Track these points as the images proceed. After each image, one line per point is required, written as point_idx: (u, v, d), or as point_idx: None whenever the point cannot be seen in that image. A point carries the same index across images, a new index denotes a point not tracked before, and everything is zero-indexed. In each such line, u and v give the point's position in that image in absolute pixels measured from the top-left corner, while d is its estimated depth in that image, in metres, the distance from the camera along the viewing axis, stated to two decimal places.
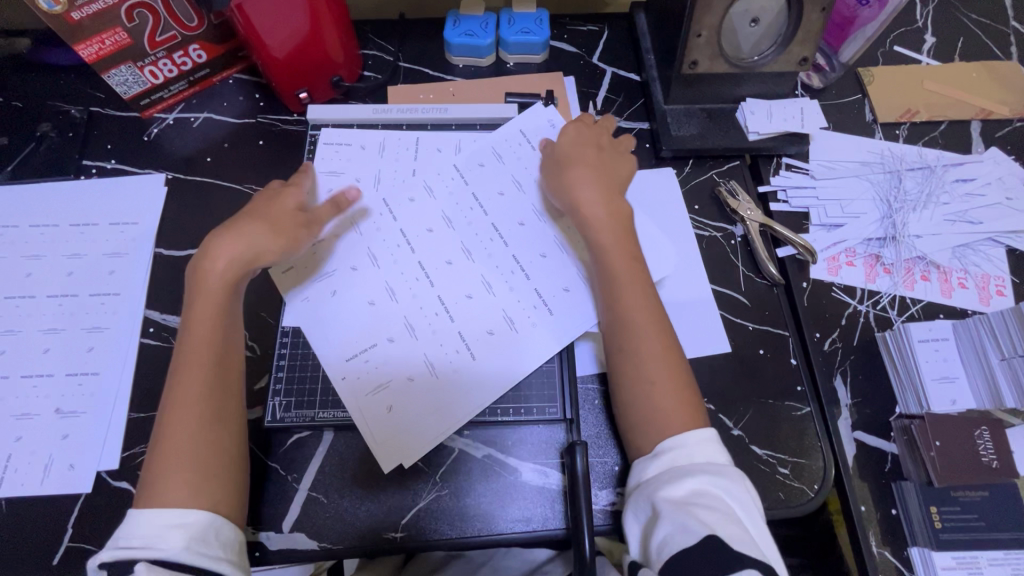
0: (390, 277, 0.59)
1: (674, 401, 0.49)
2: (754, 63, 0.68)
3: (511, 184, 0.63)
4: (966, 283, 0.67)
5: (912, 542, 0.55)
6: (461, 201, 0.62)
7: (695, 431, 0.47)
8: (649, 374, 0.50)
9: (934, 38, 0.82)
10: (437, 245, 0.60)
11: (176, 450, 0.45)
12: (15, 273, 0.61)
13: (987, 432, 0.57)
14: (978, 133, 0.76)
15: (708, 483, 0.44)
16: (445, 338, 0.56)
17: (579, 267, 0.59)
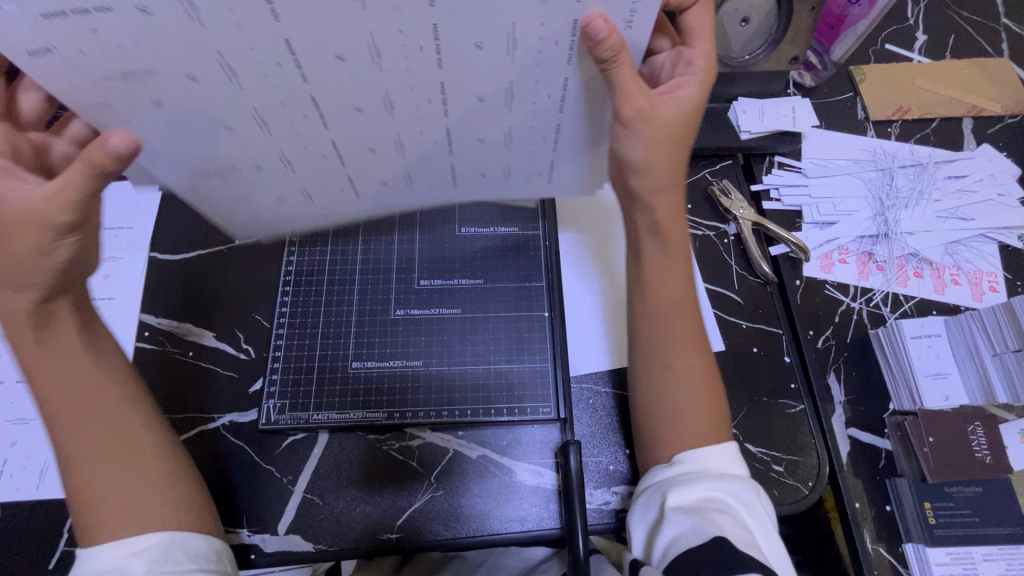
0: (261, 102, 0.42)
1: (703, 421, 0.48)
2: (745, 63, 0.68)
3: (502, 40, 0.39)
4: (959, 279, 0.67)
5: (906, 538, 0.55)
6: (401, 36, 0.38)
7: (722, 444, 0.47)
8: (689, 397, 0.49)
9: (925, 35, 0.83)
10: (360, 128, 0.46)
11: (95, 495, 0.40)
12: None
13: (980, 428, 0.57)
14: (969, 130, 0.76)
15: (718, 489, 0.43)
16: (308, 138, 0.46)
17: (510, 126, 0.48)
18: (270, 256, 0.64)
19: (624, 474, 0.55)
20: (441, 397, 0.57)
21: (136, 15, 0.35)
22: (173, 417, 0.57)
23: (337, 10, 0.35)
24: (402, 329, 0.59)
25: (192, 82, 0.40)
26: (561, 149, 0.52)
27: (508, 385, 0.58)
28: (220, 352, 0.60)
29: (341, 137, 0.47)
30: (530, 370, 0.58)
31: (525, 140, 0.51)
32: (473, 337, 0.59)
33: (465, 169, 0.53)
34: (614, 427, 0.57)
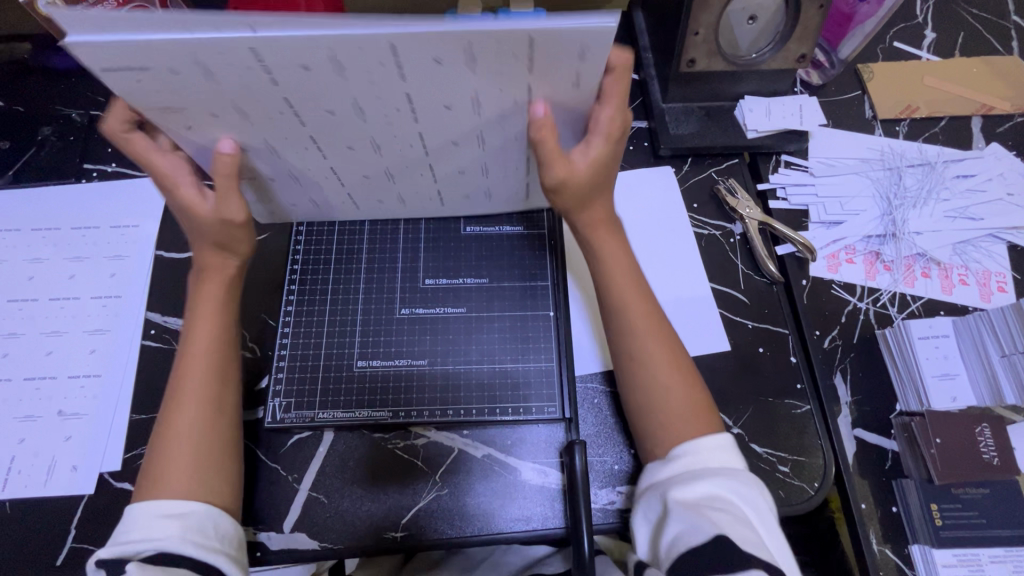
0: (271, 138, 0.47)
1: (683, 401, 0.49)
2: (752, 61, 0.68)
3: (466, 100, 0.44)
4: (967, 279, 0.66)
5: (912, 539, 0.55)
6: (385, 96, 0.43)
7: (712, 435, 0.47)
8: (649, 378, 0.50)
9: (934, 33, 0.82)
10: (356, 161, 0.51)
11: (175, 438, 0.46)
12: (17, 277, 0.62)
13: (987, 429, 0.57)
14: (979, 129, 0.75)
15: (719, 486, 0.43)
16: (317, 168, 0.52)
17: (484, 162, 0.53)
18: (277, 253, 0.64)
19: (629, 473, 0.55)
20: (446, 396, 0.57)
21: (162, 75, 0.39)
22: None
23: (321, 79, 0.40)
24: (406, 327, 0.59)
25: (213, 118, 0.44)
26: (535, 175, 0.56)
27: (513, 385, 0.58)
28: None
29: (339, 165, 0.52)
30: (535, 369, 0.58)
31: (500, 169, 0.55)
32: (476, 337, 0.59)
33: (449, 194, 0.59)
34: (619, 426, 0.57)
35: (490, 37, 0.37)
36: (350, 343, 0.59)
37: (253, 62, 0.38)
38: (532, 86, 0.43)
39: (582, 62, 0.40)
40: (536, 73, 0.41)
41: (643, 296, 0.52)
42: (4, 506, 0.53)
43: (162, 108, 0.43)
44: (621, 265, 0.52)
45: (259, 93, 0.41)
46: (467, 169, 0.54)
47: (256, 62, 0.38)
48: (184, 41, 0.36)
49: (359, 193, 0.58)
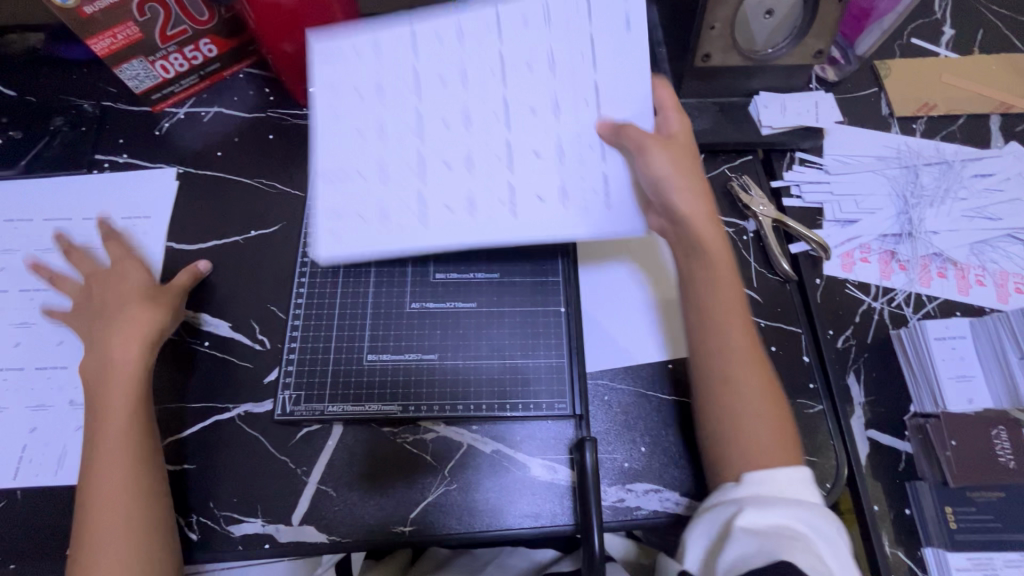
0: (389, 143, 0.53)
1: (770, 431, 0.49)
2: (768, 56, 0.67)
3: (553, 104, 0.54)
4: (984, 280, 0.65)
5: (925, 543, 0.54)
6: (491, 91, 0.54)
7: (787, 471, 0.47)
8: (749, 393, 0.50)
9: (952, 30, 0.81)
10: (448, 183, 0.53)
11: (98, 514, 0.48)
12: (31, 266, 0.62)
13: (1004, 432, 0.55)
14: (997, 128, 0.74)
15: (794, 516, 0.43)
16: (409, 188, 0.52)
17: (563, 181, 0.54)
18: (289, 246, 0.64)
19: (639, 471, 0.55)
20: (456, 391, 0.57)
21: (350, 57, 0.52)
22: (188, 405, 0.57)
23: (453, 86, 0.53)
24: (416, 323, 0.59)
25: (359, 124, 0.52)
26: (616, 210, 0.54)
27: (522, 380, 0.57)
28: (236, 343, 0.60)
29: (431, 191, 0.52)
30: (545, 366, 0.58)
31: (583, 198, 0.54)
32: (486, 331, 0.59)
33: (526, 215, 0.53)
34: (630, 424, 0.57)
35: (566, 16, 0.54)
36: (360, 337, 0.58)
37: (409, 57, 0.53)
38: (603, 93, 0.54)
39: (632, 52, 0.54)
40: (602, 76, 0.54)
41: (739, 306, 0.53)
42: (15, 494, 0.53)
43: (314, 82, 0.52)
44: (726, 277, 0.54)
45: (403, 98, 0.53)
46: (549, 197, 0.53)
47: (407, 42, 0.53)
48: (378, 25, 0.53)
49: (440, 222, 0.52)
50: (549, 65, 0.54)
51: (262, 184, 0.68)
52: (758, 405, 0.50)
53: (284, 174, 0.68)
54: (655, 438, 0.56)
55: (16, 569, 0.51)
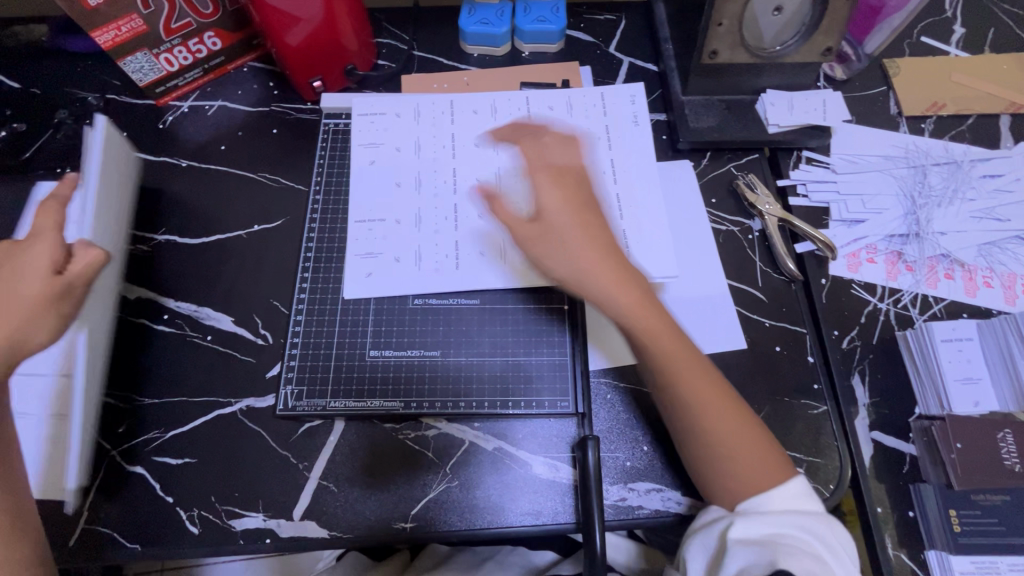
0: (423, 205, 0.62)
1: (753, 449, 0.49)
2: (776, 53, 0.66)
3: None
4: (992, 282, 0.65)
5: (929, 545, 0.54)
6: (515, 152, 0.65)
7: (785, 485, 0.47)
8: (723, 415, 0.49)
9: (963, 28, 0.80)
10: (479, 233, 0.61)
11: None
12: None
13: (1010, 435, 0.55)
14: (1007, 128, 0.73)
15: (786, 521, 0.45)
16: (443, 239, 0.61)
17: None
18: (292, 241, 0.64)
19: (642, 470, 0.55)
20: (457, 387, 0.56)
21: (391, 117, 0.67)
22: (191, 400, 0.57)
23: (483, 152, 0.65)
24: (419, 319, 0.59)
25: (397, 187, 0.63)
26: (635, 254, 0.60)
27: (525, 378, 0.57)
28: (239, 338, 0.60)
29: (464, 240, 0.61)
30: (547, 363, 0.58)
31: None
32: (489, 328, 0.59)
33: None
34: (634, 423, 0.57)
35: (580, 94, 0.68)
36: (363, 332, 0.58)
37: (448, 127, 0.66)
38: (614, 158, 0.65)
39: (637, 124, 0.67)
40: (615, 147, 0.65)
41: (677, 354, 0.50)
42: None
43: (365, 145, 0.65)
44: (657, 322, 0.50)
45: (441, 162, 0.64)
46: (572, 243, 0.60)
47: (447, 107, 0.67)
48: (421, 96, 0.68)
49: (469, 272, 0.59)
50: (571, 138, 0.65)
51: (266, 178, 0.67)
52: (739, 427, 0.49)
53: (288, 168, 0.68)
54: (657, 437, 0.56)
55: None
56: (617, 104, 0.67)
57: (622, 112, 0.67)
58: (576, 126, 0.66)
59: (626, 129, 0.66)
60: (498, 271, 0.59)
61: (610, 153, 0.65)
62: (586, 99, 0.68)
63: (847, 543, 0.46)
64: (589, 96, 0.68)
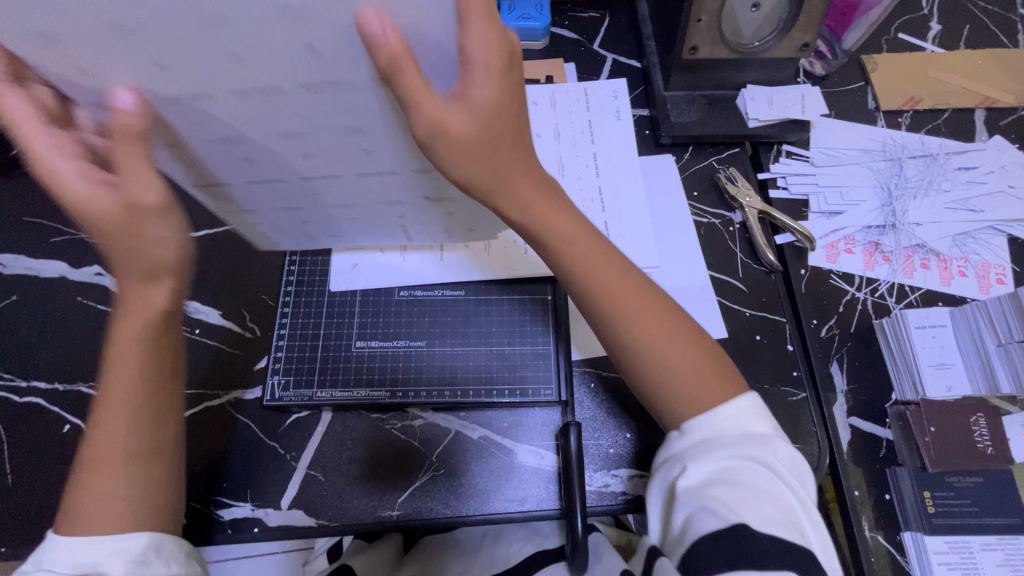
0: None
1: (696, 367, 0.44)
2: (755, 49, 0.68)
3: (554, 160, 0.65)
4: (966, 271, 0.66)
5: (905, 526, 0.55)
6: None
7: (732, 401, 0.43)
8: (662, 340, 0.44)
9: (939, 25, 0.82)
10: None
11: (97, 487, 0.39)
12: (283, 43, 0.33)
13: (983, 418, 0.56)
14: (982, 121, 0.75)
15: (740, 459, 0.39)
16: None
17: None
18: None
19: (624, 456, 0.56)
20: (444, 377, 0.57)
21: None
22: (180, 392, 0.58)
23: None
24: (404, 310, 0.60)
25: None
26: (618, 245, 0.61)
27: (509, 367, 0.58)
28: (227, 331, 0.60)
29: None
30: (532, 353, 0.59)
31: None
32: (473, 319, 0.60)
33: None
34: (616, 412, 0.58)
35: (565, 89, 0.69)
36: (349, 323, 0.59)
37: None
38: (598, 151, 0.66)
39: (621, 118, 0.68)
40: (600, 141, 0.66)
41: (623, 274, 0.45)
42: (6, 479, 0.54)
43: None
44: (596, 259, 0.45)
45: None
46: None
47: None
48: None
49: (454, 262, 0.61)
50: (556, 132, 0.66)
51: None
52: (679, 360, 0.44)
53: None
54: (639, 425, 0.57)
55: (7, 552, 0.52)
56: (600, 100, 0.69)
57: (607, 107, 0.68)
58: (561, 121, 0.67)
59: (611, 123, 0.67)
60: (482, 263, 0.61)
61: (594, 146, 0.66)
62: (570, 93, 0.69)
63: (801, 464, 0.42)
64: (573, 91, 0.69)
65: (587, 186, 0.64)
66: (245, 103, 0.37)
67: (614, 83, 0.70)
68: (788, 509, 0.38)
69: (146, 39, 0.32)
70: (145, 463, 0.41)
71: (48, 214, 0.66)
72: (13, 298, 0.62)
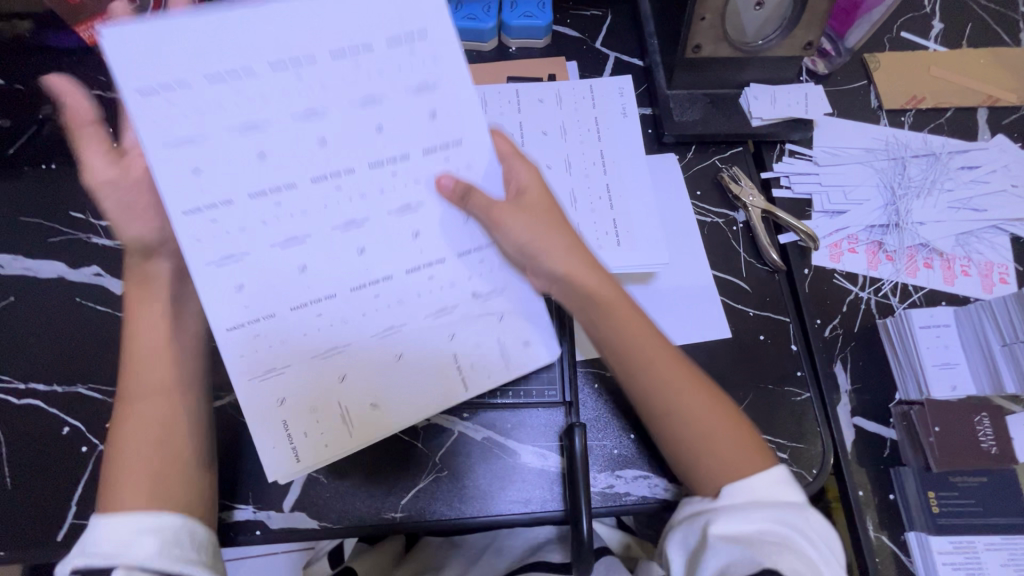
0: None
1: (736, 447, 0.46)
2: (758, 48, 0.67)
3: (558, 159, 0.64)
4: (969, 270, 0.66)
5: (909, 527, 0.55)
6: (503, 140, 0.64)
7: (767, 471, 0.45)
8: (701, 410, 0.47)
9: (941, 23, 0.81)
10: None
11: (139, 454, 0.45)
12: (360, 125, 0.39)
13: (987, 419, 0.56)
14: (984, 120, 0.75)
15: (775, 521, 0.42)
16: None
17: (577, 222, 0.61)
18: None
19: (629, 457, 0.56)
20: None
21: None
22: None
23: None
24: None
25: None
26: (624, 243, 0.60)
27: None
28: None
29: None
30: None
31: (594, 235, 0.61)
32: None
33: None
34: (621, 413, 0.57)
35: (569, 86, 0.68)
36: None
37: None
38: (603, 150, 0.65)
39: (626, 116, 0.67)
40: (604, 139, 0.66)
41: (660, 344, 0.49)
42: (5, 483, 0.54)
43: None
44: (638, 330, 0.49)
45: None
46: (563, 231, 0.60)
47: None
48: None
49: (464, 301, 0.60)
50: (561, 131, 0.66)
51: None
52: (717, 430, 0.47)
53: None
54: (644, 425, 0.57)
55: (6, 556, 0.51)
56: (606, 97, 0.68)
57: (612, 105, 0.68)
58: (566, 119, 0.66)
59: (615, 121, 0.67)
60: None
61: (599, 145, 0.65)
62: (574, 91, 0.68)
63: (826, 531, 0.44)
64: (577, 88, 0.68)
65: (593, 185, 0.63)
66: (320, 191, 0.40)
67: (619, 79, 0.69)
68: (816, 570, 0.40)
69: (266, 133, 0.37)
70: (179, 447, 0.46)
71: (46, 215, 0.65)
72: (10, 299, 0.61)
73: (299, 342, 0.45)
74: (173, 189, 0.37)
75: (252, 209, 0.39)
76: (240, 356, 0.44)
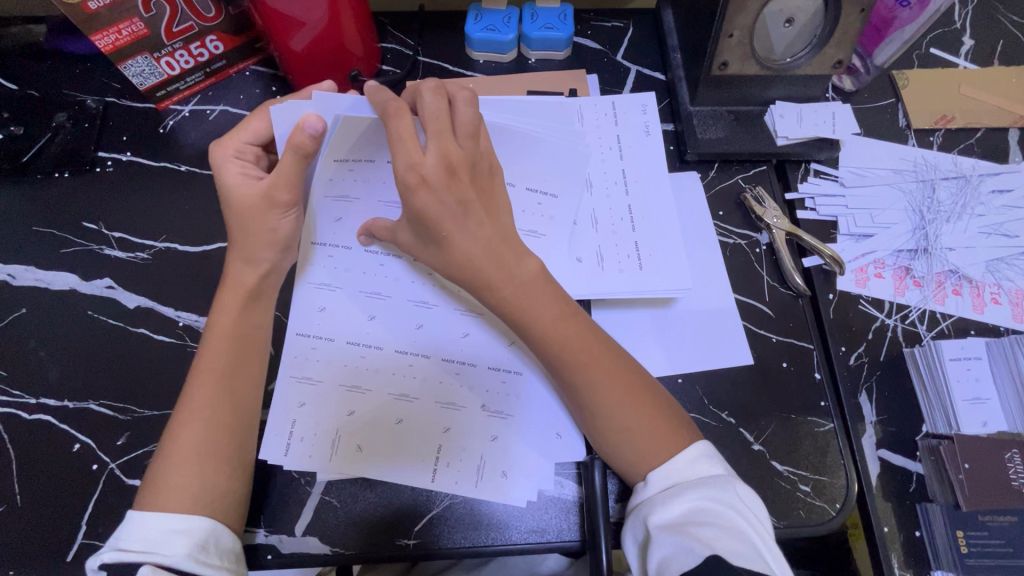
0: None
1: (655, 432, 0.48)
2: (786, 66, 0.66)
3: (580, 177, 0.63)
4: (999, 299, 0.64)
5: (936, 565, 0.54)
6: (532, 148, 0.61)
7: (682, 454, 0.47)
8: (614, 395, 0.48)
9: (971, 39, 0.79)
10: None
11: (184, 447, 0.47)
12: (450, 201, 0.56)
13: (1017, 455, 0.54)
14: (1016, 141, 0.72)
15: (702, 499, 0.43)
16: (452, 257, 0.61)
17: (597, 245, 0.60)
18: None
19: None
20: None
21: None
22: None
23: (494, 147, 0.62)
24: None
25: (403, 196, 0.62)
26: (647, 267, 0.59)
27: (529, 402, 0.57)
28: None
29: None
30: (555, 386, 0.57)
31: (616, 256, 0.59)
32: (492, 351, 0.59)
33: (564, 254, 0.59)
34: None
35: (591, 103, 0.67)
36: None
37: None
38: (625, 168, 0.64)
39: (649, 135, 0.66)
40: (627, 158, 0.64)
41: (578, 326, 0.50)
42: (15, 500, 0.53)
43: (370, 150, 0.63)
44: (550, 306, 0.50)
45: None
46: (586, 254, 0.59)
47: None
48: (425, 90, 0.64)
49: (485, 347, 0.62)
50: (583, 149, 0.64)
51: None
52: (633, 418, 0.48)
53: None
54: None
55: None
56: (630, 116, 0.67)
57: (634, 123, 0.67)
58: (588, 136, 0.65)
59: (638, 139, 0.66)
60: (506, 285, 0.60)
61: (621, 163, 0.64)
62: (597, 107, 0.67)
63: (756, 499, 0.45)
64: (598, 103, 0.67)
65: (615, 205, 0.62)
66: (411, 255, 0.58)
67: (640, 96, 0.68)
68: (753, 541, 0.41)
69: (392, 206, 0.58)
70: (211, 447, 0.48)
71: (59, 225, 0.64)
72: (22, 311, 0.60)
73: (346, 371, 0.55)
74: (322, 226, 0.58)
75: (359, 258, 0.58)
76: (296, 360, 0.55)
